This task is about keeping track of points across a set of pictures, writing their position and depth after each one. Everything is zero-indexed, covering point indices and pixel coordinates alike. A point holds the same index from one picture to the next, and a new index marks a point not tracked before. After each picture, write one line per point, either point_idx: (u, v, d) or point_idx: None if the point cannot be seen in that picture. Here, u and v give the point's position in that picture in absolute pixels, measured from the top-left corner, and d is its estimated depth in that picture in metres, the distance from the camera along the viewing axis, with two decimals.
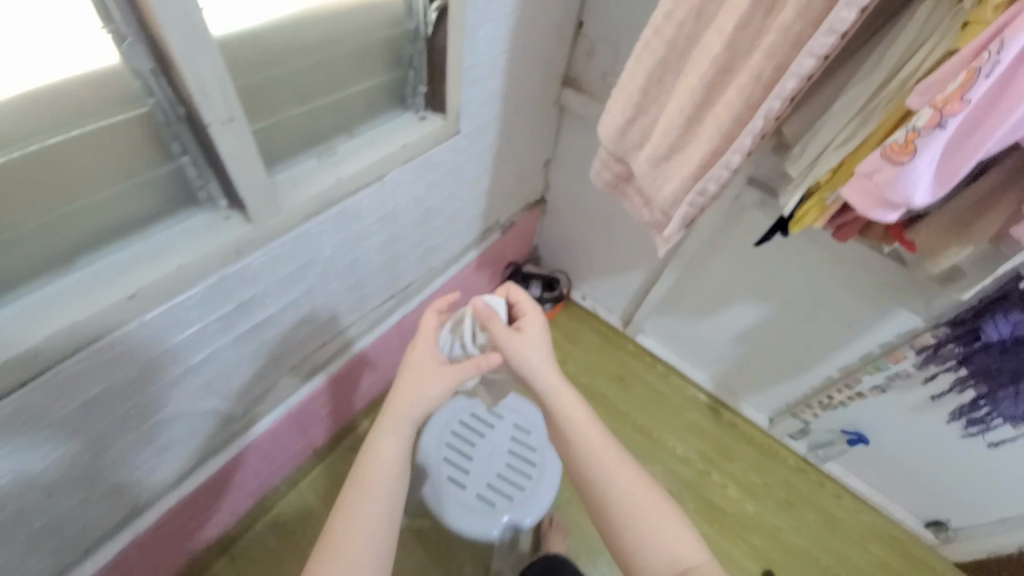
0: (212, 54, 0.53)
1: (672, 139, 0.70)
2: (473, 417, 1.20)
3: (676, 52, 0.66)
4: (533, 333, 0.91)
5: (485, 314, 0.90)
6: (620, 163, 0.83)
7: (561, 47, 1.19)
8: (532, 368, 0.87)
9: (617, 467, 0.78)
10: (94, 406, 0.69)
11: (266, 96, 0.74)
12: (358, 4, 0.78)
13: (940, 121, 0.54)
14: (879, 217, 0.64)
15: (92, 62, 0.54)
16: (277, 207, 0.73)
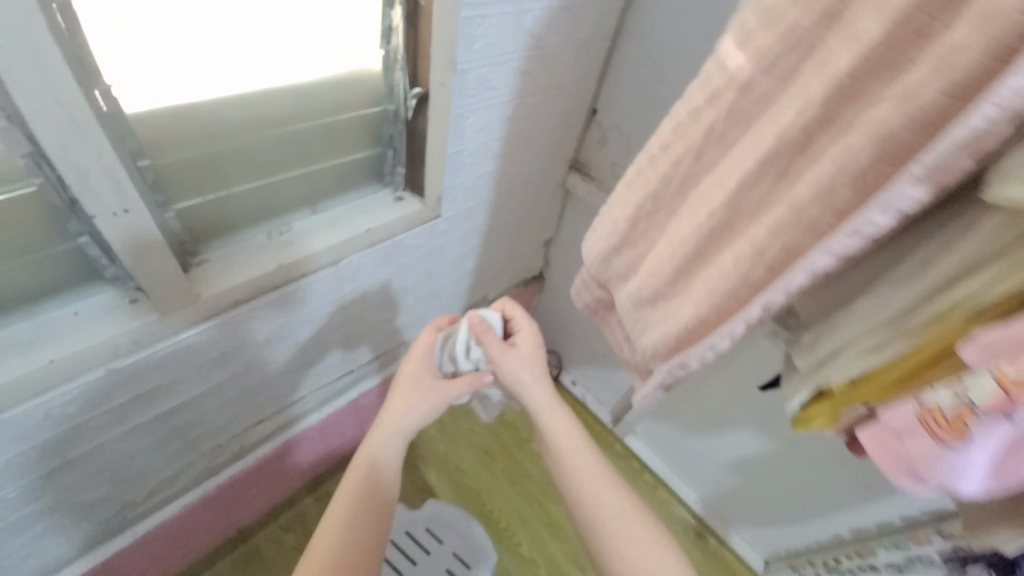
0: (100, 142, 0.46)
1: (658, 286, 0.58)
2: (412, 538, 1.20)
3: (671, 188, 0.54)
4: (528, 351, 0.81)
5: (480, 329, 0.80)
6: (602, 289, 0.71)
7: (571, 132, 1.10)
8: (530, 392, 0.78)
9: (613, 493, 0.71)
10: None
11: (207, 175, 0.64)
12: (333, 80, 0.69)
13: (1008, 411, 0.35)
14: (906, 486, 0.45)
15: None
16: (192, 297, 0.64)
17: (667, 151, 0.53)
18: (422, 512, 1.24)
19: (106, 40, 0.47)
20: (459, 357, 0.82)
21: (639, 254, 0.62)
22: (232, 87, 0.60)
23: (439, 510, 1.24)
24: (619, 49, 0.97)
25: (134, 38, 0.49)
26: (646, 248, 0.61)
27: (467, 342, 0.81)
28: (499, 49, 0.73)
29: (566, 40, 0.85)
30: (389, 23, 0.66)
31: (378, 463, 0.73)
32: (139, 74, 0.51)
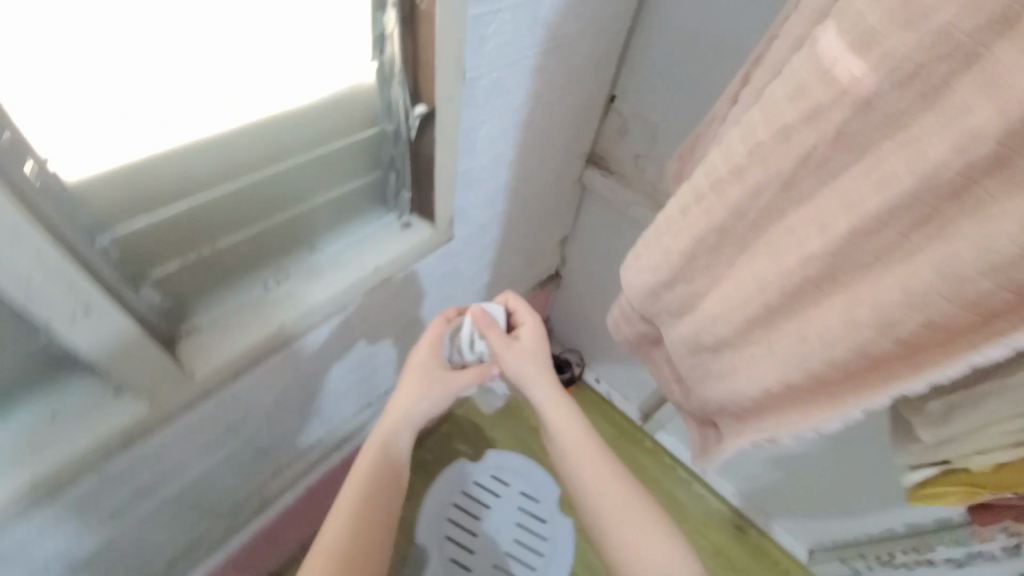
0: (32, 233, 0.35)
1: (729, 336, 0.48)
2: (479, 487, 1.14)
3: (745, 222, 0.44)
4: (535, 346, 0.72)
5: (485, 323, 0.70)
6: (648, 324, 0.61)
7: (587, 124, 0.98)
8: (542, 392, 0.69)
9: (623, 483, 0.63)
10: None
11: (182, 234, 0.54)
12: (321, 105, 0.58)
13: None
14: None
15: None
16: (187, 378, 0.55)
17: (743, 177, 0.42)
18: (482, 462, 1.16)
19: (19, 86, 0.36)
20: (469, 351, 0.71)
21: (697, 293, 0.51)
22: (201, 128, 0.49)
23: (497, 456, 1.17)
24: (640, 28, 0.85)
25: (64, 85, 0.39)
26: (707, 286, 0.50)
27: (472, 336, 0.71)
28: (513, 48, 0.62)
29: (584, 25, 0.73)
30: (382, 30, 0.55)
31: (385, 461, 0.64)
32: (76, 128, 0.41)
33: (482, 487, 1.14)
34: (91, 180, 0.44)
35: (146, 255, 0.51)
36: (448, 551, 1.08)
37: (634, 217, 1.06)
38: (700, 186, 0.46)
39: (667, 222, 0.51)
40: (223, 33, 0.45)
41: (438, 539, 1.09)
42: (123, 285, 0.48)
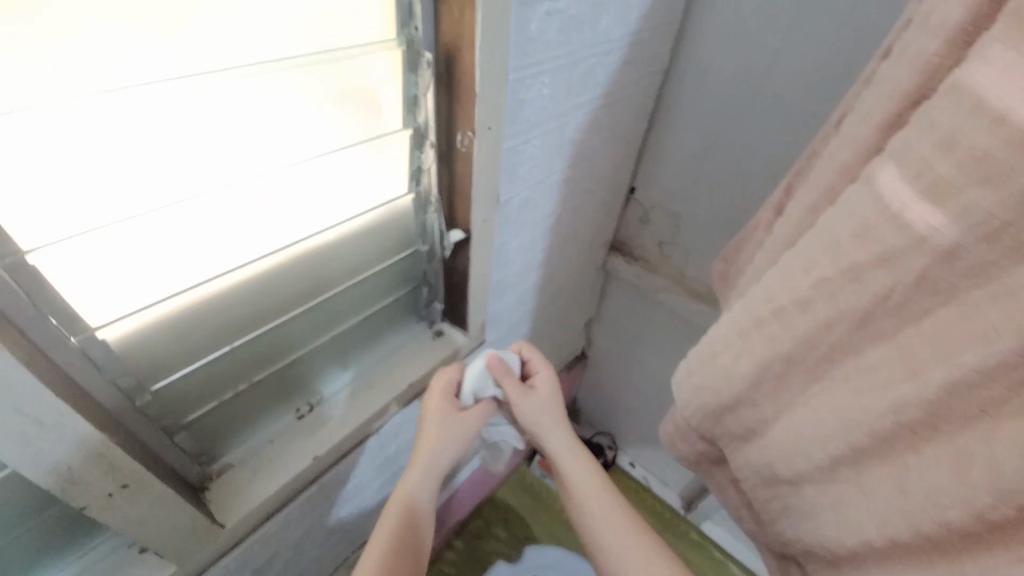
0: (84, 436, 0.33)
1: (810, 472, 0.44)
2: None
3: (817, 353, 0.41)
4: (548, 396, 0.66)
5: (503, 374, 0.64)
6: (707, 442, 0.56)
7: (609, 215, 0.98)
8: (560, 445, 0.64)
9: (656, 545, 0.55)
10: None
11: (220, 375, 0.52)
12: (363, 236, 0.58)
13: None
14: None
15: None
16: (218, 529, 0.51)
17: (811, 309, 0.40)
18: (523, 561, 1.12)
19: (46, 203, 0.33)
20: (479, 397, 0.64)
21: (765, 419, 0.47)
22: (239, 252, 0.47)
23: (541, 551, 1.13)
24: (657, 127, 0.86)
25: (100, 207, 0.36)
26: (776, 414, 0.46)
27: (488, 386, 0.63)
28: (543, 167, 0.63)
29: (607, 133, 0.75)
30: (418, 164, 0.56)
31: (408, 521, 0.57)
32: (102, 249, 0.37)
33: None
34: (129, 339, 0.42)
35: (181, 401, 0.49)
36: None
37: (663, 302, 1.03)
38: (761, 312, 0.44)
39: (725, 343, 0.48)
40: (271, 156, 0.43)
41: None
42: (156, 440, 0.46)
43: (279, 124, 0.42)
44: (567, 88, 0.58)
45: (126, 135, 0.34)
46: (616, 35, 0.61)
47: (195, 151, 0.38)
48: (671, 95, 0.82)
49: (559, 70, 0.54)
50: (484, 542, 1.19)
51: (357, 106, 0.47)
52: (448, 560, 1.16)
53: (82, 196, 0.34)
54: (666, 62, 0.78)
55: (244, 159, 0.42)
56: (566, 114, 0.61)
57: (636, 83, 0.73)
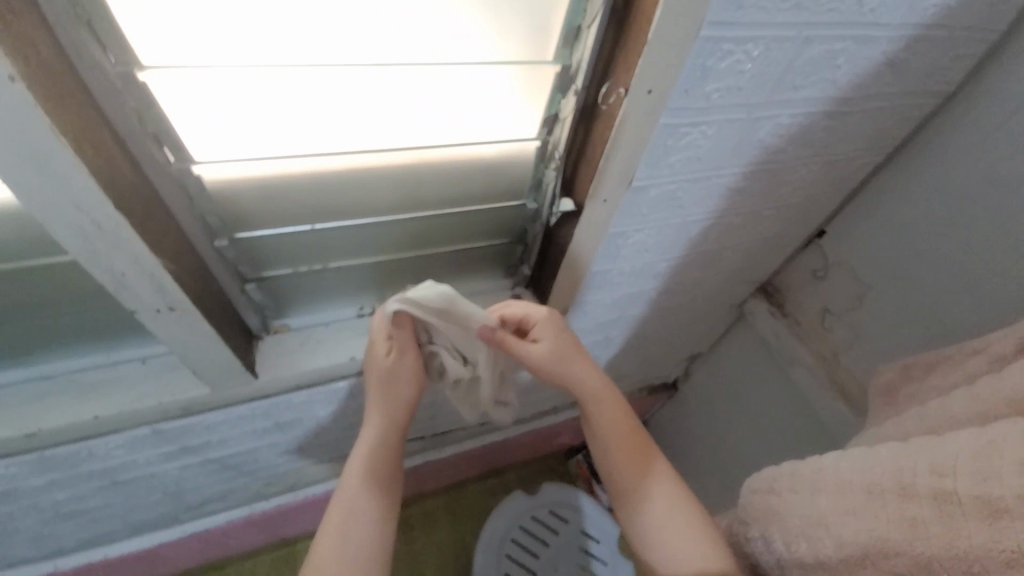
0: (138, 249, 0.35)
1: None
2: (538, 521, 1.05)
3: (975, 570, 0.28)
4: (547, 350, 0.56)
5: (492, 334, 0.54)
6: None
7: (775, 253, 0.78)
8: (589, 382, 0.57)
9: (683, 515, 0.49)
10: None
11: (303, 251, 0.55)
12: (471, 170, 0.53)
13: None
14: None
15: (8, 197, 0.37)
16: (250, 377, 0.55)
17: (998, 525, 0.28)
18: (539, 495, 1.07)
19: (156, 33, 0.32)
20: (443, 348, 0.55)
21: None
22: (332, 144, 0.44)
23: (558, 491, 1.08)
24: (895, 169, 0.64)
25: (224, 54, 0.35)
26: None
27: (437, 316, 0.51)
28: (705, 163, 0.50)
29: (816, 155, 0.57)
30: (555, 111, 0.48)
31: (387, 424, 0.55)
32: (200, 96, 0.36)
33: (540, 524, 1.04)
34: (222, 186, 0.44)
35: (258, 257, 0.53)
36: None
37: (795, 379, 0.83)
38: (915, 484, 0.32)
39: (838, 485, 0.37)
40: (404, 51, 0.38)
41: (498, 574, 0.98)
42: (229, 279, 0.51)
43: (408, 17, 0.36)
44: (782, 73, 0.43)
45: None
46: (891, 23, 0.43)
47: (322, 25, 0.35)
48: (937, 134, 0.59)
49: (779, 43, 0.39)
50: (493, 499, 1.22)
51: (505, 23, 0.39)
52: (456, 497, 1.21)
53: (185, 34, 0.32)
54: (952, 84, 0.55)
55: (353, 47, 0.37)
56: (765, 106, 0.46)
57: (887, 101, 0.53)
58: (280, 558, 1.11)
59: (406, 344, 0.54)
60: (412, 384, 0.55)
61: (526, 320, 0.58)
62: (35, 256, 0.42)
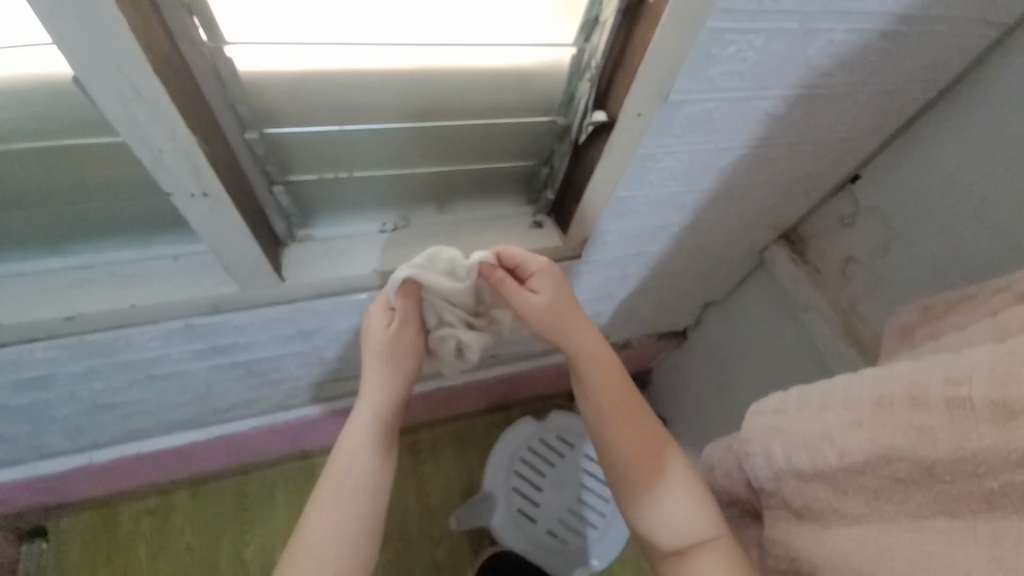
0: (173, 120, 0.35)
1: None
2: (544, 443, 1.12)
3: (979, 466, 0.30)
4: (545, 306, 0.55)
5: (492, 280, 0.55)
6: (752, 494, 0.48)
7: (804, 196, 0.76)
8: (589, 343, 0.56)
9: (674, 476, 0.51)
10: (27, 384, 0.63)
11: (329, 155, 0.54)
12: (503, 78, 0.51)
13: None
14: None
15: (49, 64, 0.37)
16: (275, 279, 0.57)
17: (1009, 429, 0.29)
18: (547, 421, 1.14)
19: None
20: (446, 315, 0.56)
21: (840, 512, 0.37)
22: (363, 34, 0.43)
23: (564, 417, 1.14)
24: (945, 106, 0.60)
25: None
26: (862, 516, 0.36)
27: (447, 278, 0.52)
28: (745, 80, 0.48)
29: (864, 83, 0.54)
30: (595, 15, 0.46)
31: (391, 380, 0.55)
32: None
33: (547, 446, 1.12)
34: (250, 74, 0.43)
35: (283, 158, 0.52)
36: (513, 500, 1.09)
37: (808, 327, 0.83)
38: (927, 394, 0.33)
39: (846, 401, 0.38)
40: None
41: (507, 487, 1.06)
42: (258, 178, 0.51)
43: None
44: None
45: None
46: None
47: None
48: (1000, 66, 0.55)
49: None
50: (498, 432, 1.27)
51: None
52: (463, 426, 1.27)
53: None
54: None
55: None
56: (819, 16, 0.43)
57: (951, 23, 0.50)
58: (297, 469, 1.19)
59: (410, 315, 0.55)
60: (411, 351, 0.56)
61: (523, 266, 0.57)
62: (71, 134, 0.43)
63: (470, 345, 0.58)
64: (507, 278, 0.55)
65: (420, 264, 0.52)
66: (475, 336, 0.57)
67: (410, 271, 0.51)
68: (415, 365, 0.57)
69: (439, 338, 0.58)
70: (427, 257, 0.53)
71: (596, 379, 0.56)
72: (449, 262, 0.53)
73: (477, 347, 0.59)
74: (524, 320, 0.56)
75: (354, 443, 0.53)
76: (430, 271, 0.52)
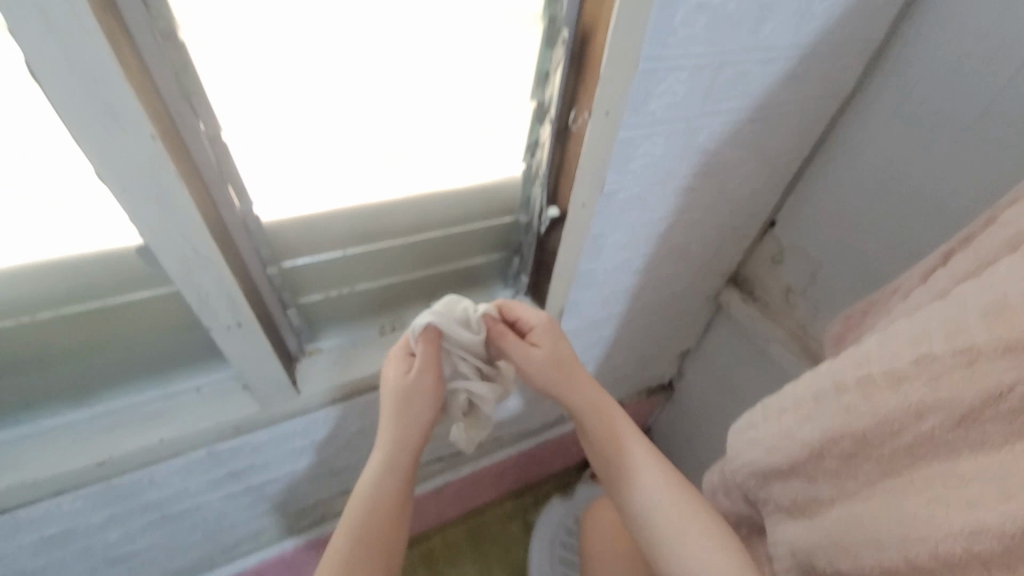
0: (219, 269, 0.44)
1: (851, 556, 0.39)
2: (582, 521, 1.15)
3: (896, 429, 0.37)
4: (548, 356, 0.62)
5: (496, 333, 0.62)
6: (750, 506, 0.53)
7: (737, 245, 0.90)
8: (586, 387, 0.62)
9: (683, 502, 0.54)
10: (41, 545, 0.62)
11: (334, 276, 0.64)
12: (472, 195, 0.64)
13: None
14: None
15: (115, 238, 0.46)
16: (292, 392, 0.62)
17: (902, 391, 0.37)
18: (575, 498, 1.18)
19: (244, 106, 0.43)
20: (460, 366, 0.61)
21: (818, 500, 0.43)
22: (361, 178, 0.55)
23: None
24: (820, 161, 0.77)
25: (286, 115, 0.46)
26: (834, 497, 0.42)
27: (462, 327, 0.60)
28: (659, 169, 0.61)
29: (751, 154, 0.69)
30: (536, 139, 0.59)
31: (407, 426, 0.58)
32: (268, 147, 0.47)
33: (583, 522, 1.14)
34: (273, 221, 0.53)
35: (296, 285, 0.61)
36: None
37: (773, 356, 0.92)
38: (847, 380, 0.41)
39: (796, 402, 0.45)
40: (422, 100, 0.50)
41: None
42: (275, 305, 0.59)
43: (427, 58, 0.47)
44: (707, 92, 0.55)
45: (303, 63, 0.43)
46: (784, 45, 0.56)
47: (363, 91, 0.47)
48: (847, 128, 0.72)
49: (698, 70, 0.52)
50: (513, 523, 1.24)
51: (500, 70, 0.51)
52: (475, 523, 1.23)
53: (262, 103, 0.44)
54: (850, 88, 0.69)
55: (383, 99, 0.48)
56: (700, 119, 0.58)
57: (800, 105, 0.67)
58: None
59: (428, 361, 0.59)
60: (428, 403, 0.59)
61: (524, 322, 0.64)
62: (120, 293, 0.51)
63: (481, 395, 0.63)
64: (507, 331, 0.63)
65: (438, 311, 0.59)
66: (486, 387, 0.62)
67: (431, 317, 0.58)
68: (433, 416, 0.60)
69: (452, 389, 0.63)
70: (446, 306, 0.60)
71: (594, 415, 0.61)
72: (464, 312, 0.60)
73: (488, 397, 0.63)
74: (527, 372, 0.62)
75: (365, 508, 0.54)
76: (448, 318, 0.59)
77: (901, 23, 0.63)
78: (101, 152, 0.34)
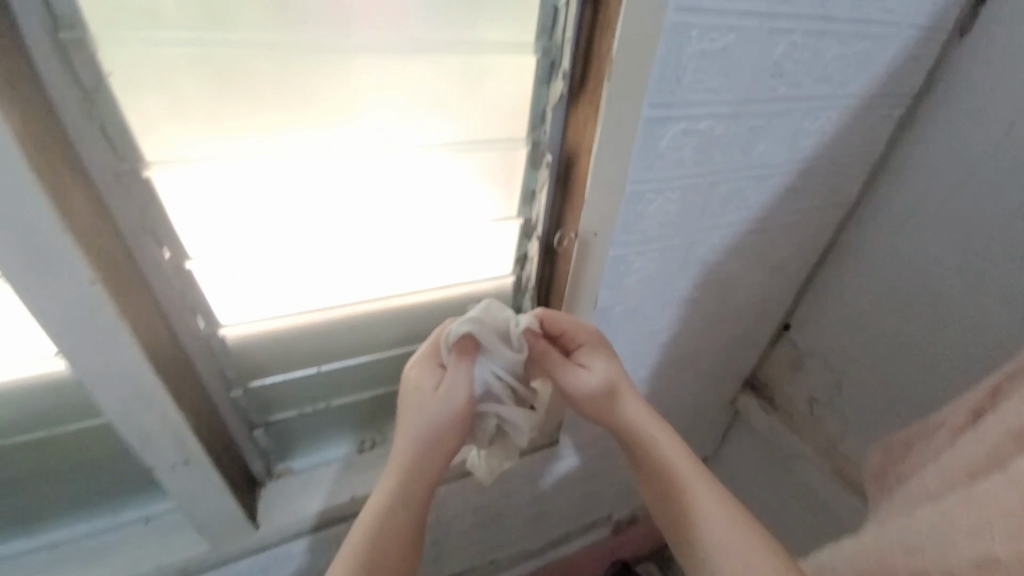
0: (167, 405, 0.40)
1: None
2: None
3: None
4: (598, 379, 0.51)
5: (540, 350, 0.51)
6: None
7: (751, 349, 0.83)
8: (642, 417, 0.50)
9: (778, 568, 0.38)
10: None
11: (307, 391, 0.58)
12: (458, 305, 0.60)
13: None
14: None
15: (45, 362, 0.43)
16: (250, 528, 0.55)
17: None
18: None
19: (211, 234, 0.42)
20: (496, 386, 0.49)
21: None
22: (339, 294, 0.52)
23: None
24: (830, 266, 0.73)
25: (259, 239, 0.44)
26: None
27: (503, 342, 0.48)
28: (658, 281, 0.58)
29: (756, 263, 0.66)
30: (525, 252, 0.57)
31: (428, 450, 0.46)
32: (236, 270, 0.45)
33: None
34: (238, 339, 0.49)
35: (264, 403, 0.56)
36: None
37: (804, 475, 0.81)
38: (898, 566, 0.34)
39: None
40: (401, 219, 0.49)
41: None
42: (238, 427, 0.54)
43: (406, 179, 0.46)
44: (702, 208, 0.53)
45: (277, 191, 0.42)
46: (779, 162, 0.54)
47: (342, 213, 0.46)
48: (856, 235, 0.69)
49: (691, 188, 0.50)
50: None
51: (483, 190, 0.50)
52: None
53: (233, 229, 0.43)
54: (854, 196, 0.67)
55: (360, 218, 0.47)
56: (698, 233, 0.56)
57: (803, 215, 0.64)
58: None
59: (459, 378, 0.47)
60: (455, 427, 0.47)
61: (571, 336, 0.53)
62: (57, 422, 0.46)
63: (515, 423, 0.51)
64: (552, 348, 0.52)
65: (476, 318, 0.47)
66: (522, 413, 0.51)
67: (468, 324, 0.46)
68: (457, 443, 0.48)
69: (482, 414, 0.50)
70: (483, 313, 0.49)
71: (655, 450, 0.49)
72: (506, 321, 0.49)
73: (523, 426, 0.52)
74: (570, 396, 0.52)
75: (362, 544, 0.42)
76: (487, 327, 0.47)
77: (899, 134, 0.62)
78: (39, 299, 0.31)
